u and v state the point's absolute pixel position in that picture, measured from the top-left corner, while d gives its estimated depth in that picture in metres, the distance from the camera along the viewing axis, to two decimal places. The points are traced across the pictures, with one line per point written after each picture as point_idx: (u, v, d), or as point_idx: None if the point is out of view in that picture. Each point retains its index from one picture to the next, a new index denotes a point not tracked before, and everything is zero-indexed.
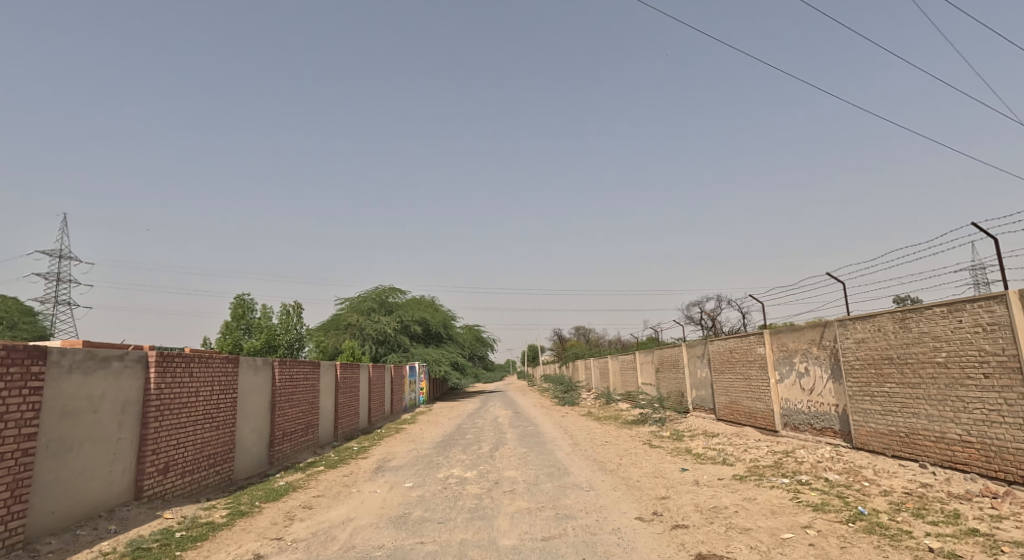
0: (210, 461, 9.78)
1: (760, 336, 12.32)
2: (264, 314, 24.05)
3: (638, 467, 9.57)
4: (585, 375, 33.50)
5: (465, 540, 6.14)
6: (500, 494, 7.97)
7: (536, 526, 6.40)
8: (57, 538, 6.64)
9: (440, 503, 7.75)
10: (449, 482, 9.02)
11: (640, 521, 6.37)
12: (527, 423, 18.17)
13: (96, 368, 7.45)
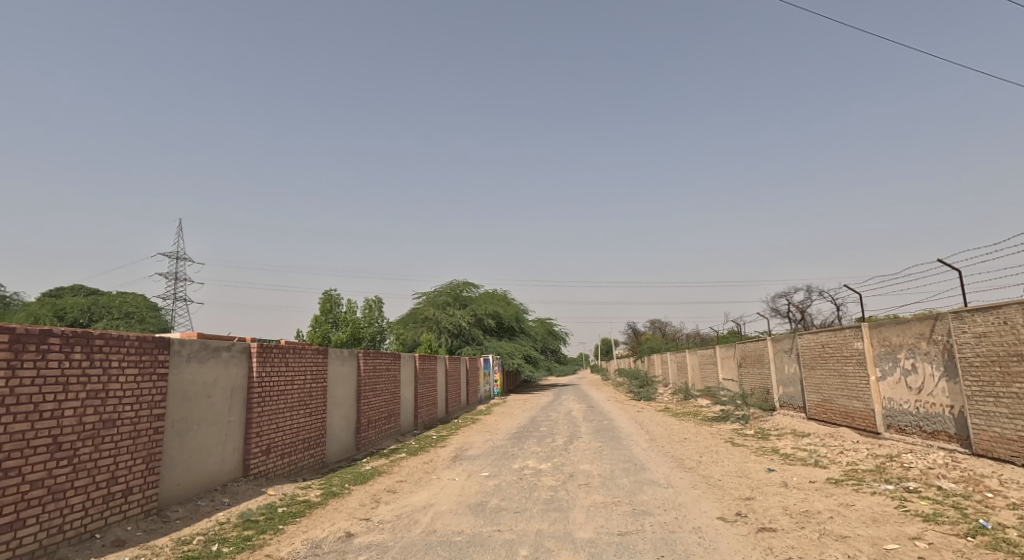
0: (305, 444, 10.47)
1: (859, 330, 11.55)
2: (349, 308, 25.29)
3: (720, 465, 9.28)
4: (662, 369, 32.77)
5: (542, 530, 6.23)
6: (575, 487, 7.99)
7: (613, 521, 6.38)
8: (182, 507, 7.39)
9: (516, 493, 7.89)
10: (524, 473, 9.15)
11: (723, 521, 6.21)
12: (602, 417, 18.04)
13: (209, 357, 8.13)
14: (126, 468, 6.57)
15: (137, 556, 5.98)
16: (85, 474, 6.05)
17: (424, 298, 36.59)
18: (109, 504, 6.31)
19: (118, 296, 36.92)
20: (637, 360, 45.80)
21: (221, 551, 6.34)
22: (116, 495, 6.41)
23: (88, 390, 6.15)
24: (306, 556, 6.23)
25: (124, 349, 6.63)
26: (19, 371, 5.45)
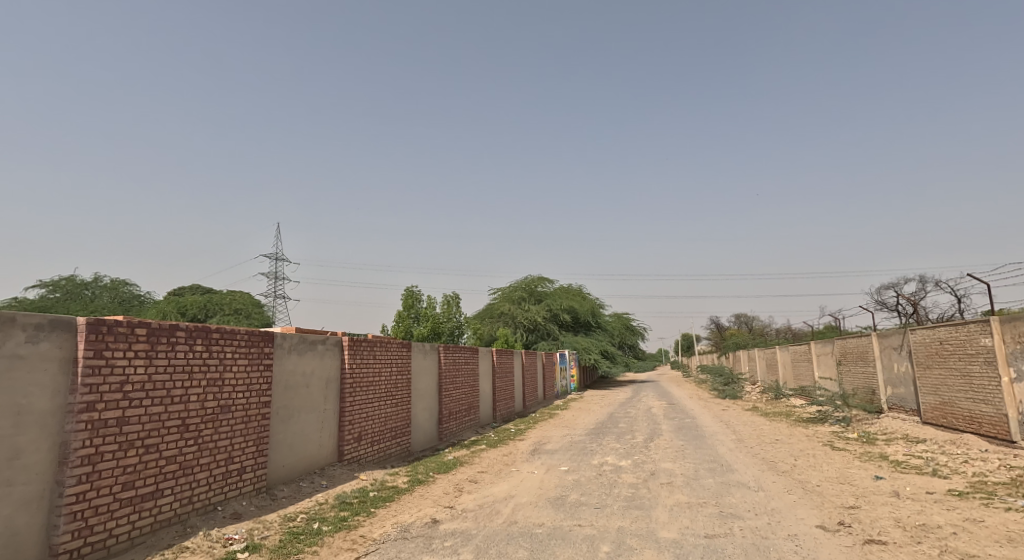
0: (392, 433, 10.93)
1: (987, 326, 10.49)
2: (429, 304, 26.11)
3: (818, 470, 8.76)
4: (748, 367, 31.33)
5: (623, 527, 6.16)
6: (658, 486, 7.84)
7: (699, 522, 6.20)
8: (287, 487, 7.98)
9: (596, 489, 7.85)
10: (604, 469, 9.08)
11: (823, 530, 5.88)
12: (686, 415, 17.54)
13: (306, 349, 8.66)
14: (240, 449, 7.18)
15: (250, 530, 6.50)
16: (208, 453, 6.67)
17: (499, 294, 37.07)
18: (227, 481, 6.93)
19: (227, 294, 40.02)
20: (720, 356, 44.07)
21: (321, 530, 6.76)
22: (233, 473, 7.03)
23: (208, 378, 6.74)
24: (396, 539, 6.52)
25: (236, 341, 7.21)
26: (155, 360, 6.04)
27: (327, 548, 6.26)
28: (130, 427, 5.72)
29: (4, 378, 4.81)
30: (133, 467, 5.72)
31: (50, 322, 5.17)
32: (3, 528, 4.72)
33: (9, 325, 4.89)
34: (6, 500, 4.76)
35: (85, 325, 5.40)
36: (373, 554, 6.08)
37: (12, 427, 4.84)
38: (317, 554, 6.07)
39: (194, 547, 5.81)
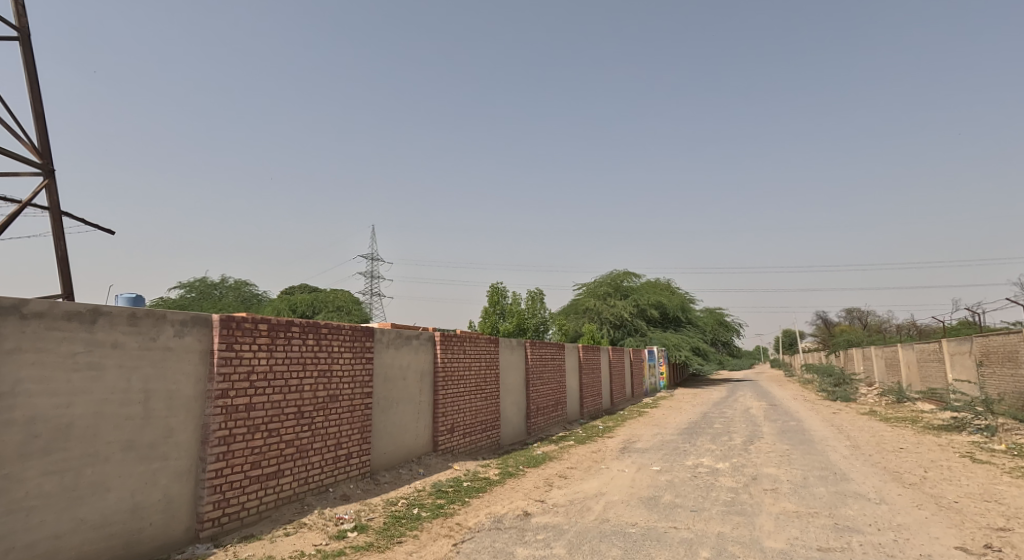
0: (483, 426, 11.17)
1: None
2: (514, 300, 26.43)
3: (954, 485, 7.94)
4: (863, 366, 28.96)
5: (724, 533, 5.92)
6: (760, 492, 7.46)
7: (811, 534, 5.84)
8: (389, 473, 8.39)
9: (692, 491, 7.61)
10: (699, 471, 8.76)
11: (964, 553, 5.33)
12: (789, 417, 16.54)
13: (402, 344, 9.03)
14: (348, 435, 7.65)
15: (358, 511, 6.96)
16: (321, 438, 7.17)
17: (584, 289, 36.83)
18: (338, 464, 7.43)
19: (330, 292, 42.51)
20: (828, 355, 41.15)
21: (420, 516, 7.08)
22: (342, 458, 7.52)
23: (320, 369, 7.22)
24: (490, 529, 6.68)
25: (342, 335, 7.67)
26: (275, 352, 6.56)
27: (427, 533, 6.55)
28: (257, 413, 6.27)
29: (159, 367, 5.40)
30: (259, 448, 6.27)
31: (191, 318, 5.76)
32: (161, 496, 5.34)
33: (160, 321, 5.48)
34: (164, 472, 5.37)
35: (218, 320, 5.96)
36: (468, 542, 6.28)
37: (166, 409, 5.44)
38: (417, 538, 6.37)
39: (310, 524, 6.35)
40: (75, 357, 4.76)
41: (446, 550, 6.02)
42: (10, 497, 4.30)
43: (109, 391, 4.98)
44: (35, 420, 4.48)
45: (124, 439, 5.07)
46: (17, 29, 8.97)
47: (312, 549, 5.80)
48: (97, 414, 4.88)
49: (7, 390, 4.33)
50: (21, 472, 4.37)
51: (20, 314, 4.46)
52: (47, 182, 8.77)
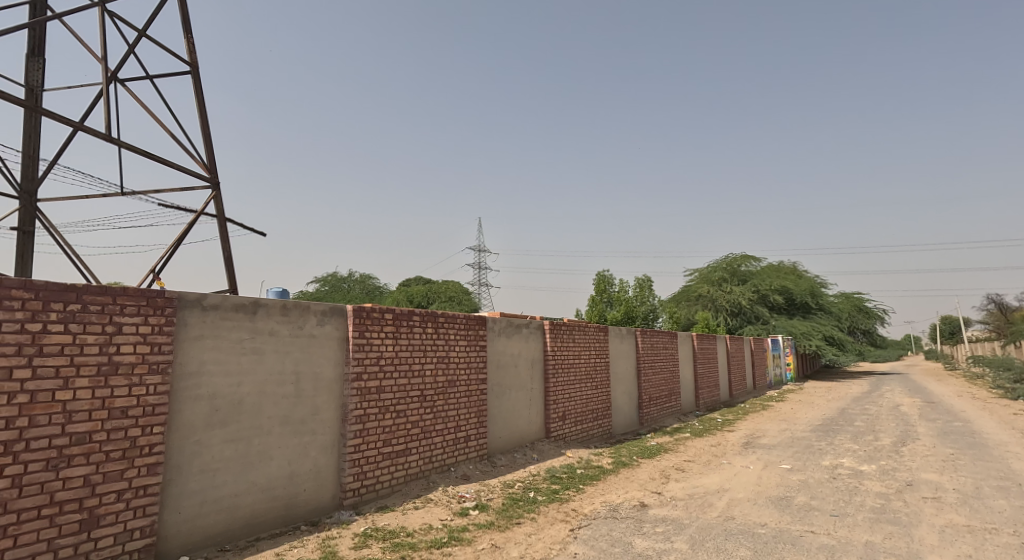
0: (594, 415, 11.06)
1: None
2: (622, 288, 25.99)
3: None
4: None
5: (873, 542, 5.37)
6: (917, 500, 6.67)
7: (987, 553, 5.11)
8: (505, 456, 8.57)
9: (830, 494, 6.98)
10: (838, 472, 8.02)
11: None
12: (949, 417, 14.64)
13: (514, 332, 9.15)
14: (466, 418, 7.89)
15: (478, 491, 7.20)
16: (442, 420, 7.47)
17: (697, 275, 35.27)
18: (458, 445, 7.71)
19: (443, 283, 44.14)
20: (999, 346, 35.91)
21: (537, 499, 7.15)
22: (461, 439, 7.78)
23: (439, 356, 7.50)
24: (607, 517, 6.59)
25: (459, 323, 7.92)
26: (400, 339, 6.92)
27: (544, 516, 6.59)
28: (386, 395, 6.67)
29: (306, 352, 5.98)
30: (389, 427, 6.68)
31: (330, 308, 6.27)
32: (312, 466, 5.94)
33: (305, 311, 6.02)
34: (312, 445, 5.96)
35: (351, 310, 6.41)
36: (585, 528, 6.23)
37: (313, 389, 6.02)
38: (535, 521, 6.42)
39: (436, 500, 6.68)
40: (242, 343, 5.41)
41: (564, 535, 6.02)
42: (201, 459, 5.03)
43: (268, 372, 5.61)
44: (215, 396, 5.17)
45: (281, 415, 5.70)
46: (189, 62, 9.75)
47: (439, 523, 6.11)
48: (260, 392, 5.53)
49: (194, 369, 5.03)
50: (207, 439, 5.08)
51: (201, 306, 5.12)
52: (214, 195, 9.67)
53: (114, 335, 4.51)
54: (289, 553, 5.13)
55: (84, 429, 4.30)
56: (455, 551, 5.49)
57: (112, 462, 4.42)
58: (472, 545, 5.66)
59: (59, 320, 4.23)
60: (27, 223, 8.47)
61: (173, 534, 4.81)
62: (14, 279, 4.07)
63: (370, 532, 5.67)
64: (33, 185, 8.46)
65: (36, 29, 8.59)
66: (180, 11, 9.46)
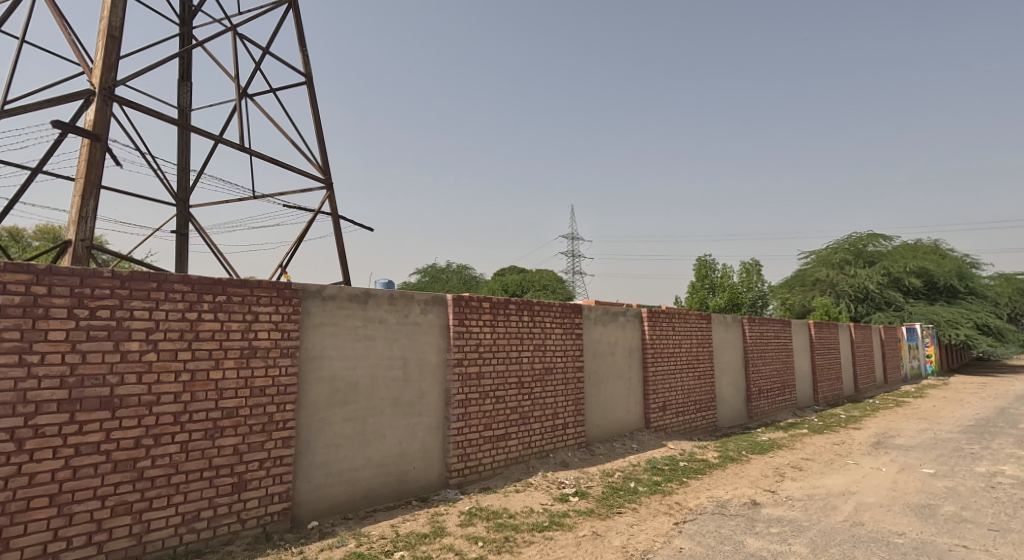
0: (697, 406, 10.56)
1: None
2: (726, 274, 24.68)
3: None
4: None
5: None
6: None
7: None
8: (603, 445, 8.40)
9: (987, 505, 6.14)
10: (996, 481, 7.05)
11: None
12: None
13: (610, 320, 8.92)
14: (564, 406, 7.80)
15: (577, 478, 7.09)
16: (540, 407, 7.43)
17: (813, 258, 32.87)
18: (556, 432, 7.64)
19: (536, 272, 44.26)
20: None
21: (638, 490, 6.92)
22: (559, 427, 7.71)
23: (536, 344, 7.45)
24: (715, 513, 6.23)
25: (554, 311, 7.80)
26: (497, 327, 6.95)
27: (646, 508, 6.36)
28: (485, 381, 6.73)
29: (413, 338, 6.15)
30: (490, 412, 6.75)
31: (433, 297, 6.40)
32: (420, 446, 6.13)
33: (410, 300, 6.18)
34: (420, 426, 6.14)
35: (451, 299, 6.50)
36: (691, 523, 5.93)
37: (419, 374, 6.18)
38: (637, 512, 6.21)
39: (536, 484, 6.67)
40: (356, 329, 5.66)
41: (668, 528, 5.76)
42: (325, 434, 5.33)
43: (380, 357, 5.83)
44: (335, 377, 5.45)
45: (392, 397, 5.91)
46: (305, 74, 10.31)
47: (540, 507, 6.08)
48: (374, 375, 5.77)
49: (316, 353, 5.33)
50: (330, 417, 5.39)
51: (321, 297, 5.40)
52: (328, 195, 10.19)
53: (253, 322, 4.89)
54: (403, 526, 5.33)
55: (232, 405, 4.72)
56: (556, 535, 5.43)
57: (255, 434, 4.81)
58: (573, 531, 5.57)
59: (210, 310, 4.65)
60: (182, 230, 9.39)
61: (304, 500, 5.16)
62: (175, 273, 4.50)
63: (475, 511, 5.76)
64: (186, 195, 9.35)
65: (183, 56, 9.46)
66: (297, 30, 10.00)
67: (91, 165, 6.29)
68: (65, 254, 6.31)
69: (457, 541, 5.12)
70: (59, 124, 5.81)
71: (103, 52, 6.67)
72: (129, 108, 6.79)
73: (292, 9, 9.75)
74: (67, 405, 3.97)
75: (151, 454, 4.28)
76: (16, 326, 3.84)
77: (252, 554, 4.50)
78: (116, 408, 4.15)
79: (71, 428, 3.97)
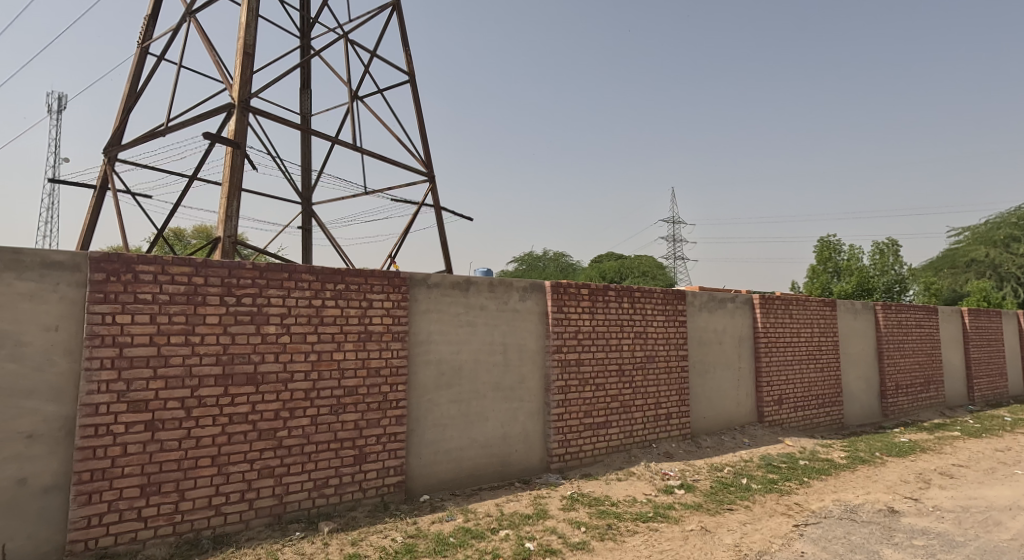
0: (819, 401, 9.66)
1: None
2: (854, 256, 22.64)
3: None
4: None
5: None
6: None
7: None
8: (710, 438, 7.91)
9: None
10: None
11: None
12: None
13: (717, 307, 8.36)
14: (667, 395, 7.42)
15: (682, 470, 6.72)
16: (642, 396, 7.11)
17: (970, 236, 29.26)
18: (659, 422, 7.29)
19: (634, 258, 42.88)
20: None
21: (750, 487, 6.43)
22: (662, 416, 7.35)
23: (636, 331, 7.12)
24: (843, 518, 5.62)
25: (655, 297, 7.41)
26: (596, 314, 6.71)
27: (761, 506, 5.88)
28: (585, 368, 6.53)
29: (513, 325, 6.09)
30: (590, 399, 6.55)
31: (532, 284, 6.30)
32: (521, 429, 6.07)
33: (509, 287, 6.10)
34: (521, 411, 6.08)
35: (550, 286, 6.35)
36: (814, 526, 5.40)
37: (519, 360, 6.11)
38: (751, 510, 5.76)
39: (638, 474, 6.39)
40: (459, 316, 5.68)
41: (787, 530, 5.27)
42: (433, 414, 5.41)
43: (482, 343, 5.82)
44: (441, 361, 5.51)
45: (493, 381, 5.89)
46: (409, 73, 10.53)
47: (643, 497, 5.81)
48: (477, 360, 5.78)
49: (423, 338, 5.41)
50: (437, 398, 5.46)
51: (426, 284, 5.47)
52: (431, 188, 10.40)
53: (368, 309, 5.04)
54: (507, 506, 5.30)
55: (353, 384, 4.90)
56: (661, 527, 5.15)
57: (372, 411, 4.98)
58: (680, 524, 5.26)
59: (332, 297, 4.85)
60: (306, 227, 10.00)
61: (416, 475, 5.28)
62: (303, 263, 4.72)
63: (576, 496, 5.61)
64: (309, 194, 9.93)
65: (303, 65, 9.99)
66: (401, 30, 10.25)
67: (234, 170, 6.83)
68: (216, 251, 6.92)
69: (559, 524, 5.00)
70: (210, 137, 6.35)
71: (240, 68, 7.18)
72: (262, 117, 7.26)
73: (397, 11, 10.01)
74: (221, 379, 4.30)
75: (288, 425, 4.55)
76: (182, 311, 4.19)
77: (373, 521, 4.68)
78: (260, 384, 4.45)
79: (225, 399, 4.30)
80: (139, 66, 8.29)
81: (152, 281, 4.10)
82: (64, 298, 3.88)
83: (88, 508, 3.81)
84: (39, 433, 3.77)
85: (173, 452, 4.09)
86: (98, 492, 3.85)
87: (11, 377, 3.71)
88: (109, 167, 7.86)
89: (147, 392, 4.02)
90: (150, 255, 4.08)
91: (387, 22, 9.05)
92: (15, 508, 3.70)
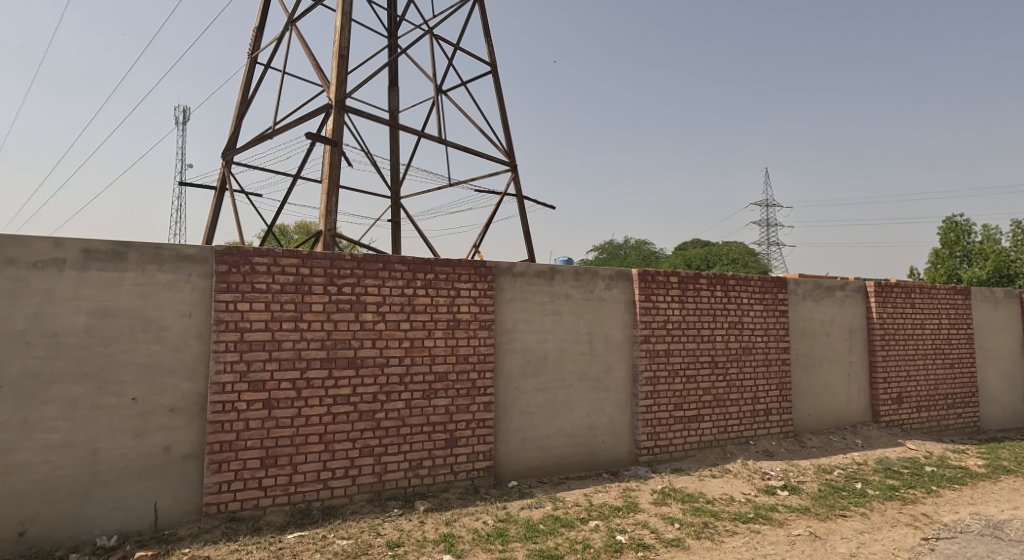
0: (946, 401, 8.59)
1: None
2: (989, 236, 20.13)
3: None
4: None
5: None
6: None
7: None
8: (816, 437, 7.26)
9: None
10: None
11: None
12: None
13: (825, 296, 7.63)
14: (766, 389, 6.86)
15: (785, 470, 6.18)
16: (737, 390, 6.62)
17: None
18: (756, 418, 6.76)
19: (725, 245, 40.75)
20: None
21: (867, 493, 5.79)
22: (761, 412, 6.80)
23: (731, 321, 6.63)
24: (985, 534, 4.90)
25: (752, 285, 6.86)
26: (687, 302, 6.30)
27: (881, 515, 5.27)
28: (675, 358, 6.17)
29: (600, 315, 5.85)
30: (682, 392, 6.19)
31: (619, 272, 6.01)
32: (609, 421, 5.83)
33: (595, 275, 5.85)
34: (608, 402, 5.84)
35: (638, 274, 6.02)
36: (948, 541, 4.75)
37: (606, 350, 5.86)
38: (868, 518, 5.17)
39: (735, 472, 5.95)
40: (545, 305, 5.51)
41: (914, 543, 4.68)
42: (520, 403, 5.31)
43: (569, 332, 5.64)
44: (528, 349, 5.39)
45: (580, 370, 5.69)
46: (493, 65, 10.45)
47: (742, 497, 5.39)
48: (564, 349, 5.60)
49: (509, 327, 5.31)
50: (523, 386, 5.35)
51: (511, 273, 5.34)
52: (514, 178, 10.28)
53: (456, 298, 4.99)
54: (596, 496, 5.10)
55: (444, 370, 4.88)
56: (764, 529, 4.73)
57: (462, 398, 4.94)
58: (785, 528, 4.81)
59: (422, 286, 4.85)
60: (395, 219, 10.23)
61: (504, 461, 5.21)
62: (396, 254, 4.74)
63: (669, 491, 5.30)
64: (398, 188, 10.15)
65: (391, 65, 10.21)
66: (484, 22, 10.16)
67: (333, 168, 7.06)
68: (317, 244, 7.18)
69: (651, 519, 4.73)
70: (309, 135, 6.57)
71: (336, 70, 7.39)
72: (356, 115, 7.44)
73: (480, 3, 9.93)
74: (326, 362, 4.41)
75: (385, 408, 4.61)
76: (291, 299, 4.33)
77: (464, 503, 4.64)
78: (359, 367, 4.53)
79: (329, 382, 4.41)
80: (250, 76, 8.80)
81: (266, 272, 4.26)
82: (196, 287, 4.11)
83: (218, 475, 4.04)
84: (179, 407, 4.03)
85: (286, 429, 4.25)
86: (226, 461, 4.07)
87: (156, 358, 3.98)
88: (227, 170, 8.42)
89: (264, 373, 4.20)
90: (263, 247, 4.23)
91: (470, 14, 8.98)
92: (161, 472, 3.98)
